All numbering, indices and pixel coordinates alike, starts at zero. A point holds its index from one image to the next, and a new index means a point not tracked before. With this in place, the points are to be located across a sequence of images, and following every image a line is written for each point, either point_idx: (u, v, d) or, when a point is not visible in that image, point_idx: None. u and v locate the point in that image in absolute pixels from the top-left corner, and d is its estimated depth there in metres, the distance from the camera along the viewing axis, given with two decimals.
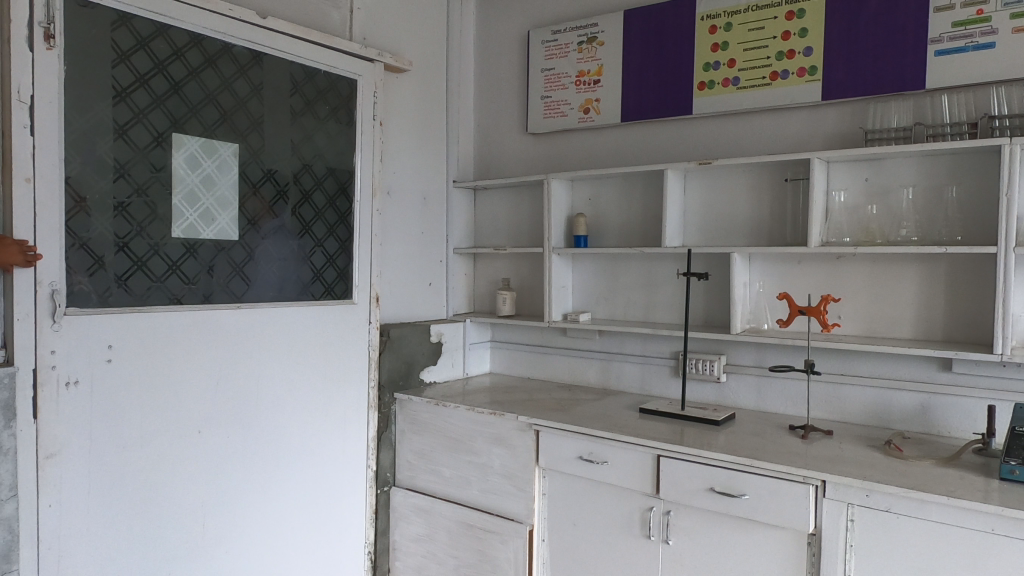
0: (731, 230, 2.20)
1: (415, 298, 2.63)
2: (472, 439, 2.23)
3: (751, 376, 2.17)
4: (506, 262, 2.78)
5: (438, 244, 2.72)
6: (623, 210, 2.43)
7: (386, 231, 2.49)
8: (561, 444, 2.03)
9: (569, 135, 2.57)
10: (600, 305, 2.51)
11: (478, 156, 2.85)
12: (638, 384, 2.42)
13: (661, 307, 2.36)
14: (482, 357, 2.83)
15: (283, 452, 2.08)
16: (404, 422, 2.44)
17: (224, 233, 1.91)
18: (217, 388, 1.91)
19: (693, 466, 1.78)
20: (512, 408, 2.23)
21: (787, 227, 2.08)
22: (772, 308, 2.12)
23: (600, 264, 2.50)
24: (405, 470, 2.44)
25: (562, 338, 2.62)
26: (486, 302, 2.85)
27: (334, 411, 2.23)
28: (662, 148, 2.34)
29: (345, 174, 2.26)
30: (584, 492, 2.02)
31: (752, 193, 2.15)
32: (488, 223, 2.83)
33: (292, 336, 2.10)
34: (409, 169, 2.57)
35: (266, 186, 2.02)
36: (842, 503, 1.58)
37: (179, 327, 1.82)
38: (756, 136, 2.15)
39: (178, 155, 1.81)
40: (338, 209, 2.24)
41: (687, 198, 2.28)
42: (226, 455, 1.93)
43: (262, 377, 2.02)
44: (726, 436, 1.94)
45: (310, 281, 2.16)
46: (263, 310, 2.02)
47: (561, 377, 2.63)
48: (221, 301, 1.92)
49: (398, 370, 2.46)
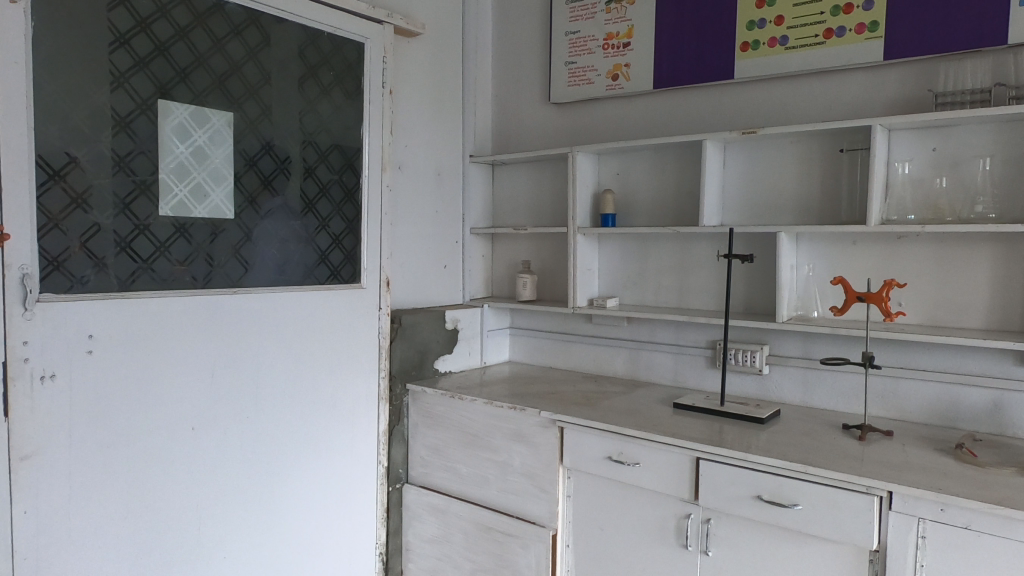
0: (777, 207, 1.99)
1: (429, 282, 2.45)
2: (491, 435, 2.06)
3: (798, 369, 1.97)
4: (527, 244, 2.59)
5: (454, 224, 2.53)
6: (656, 186, 2.22)
7: (397, 209, 2.30)
8: (588, 443, 1.85)
9: (596, 105, 2.36)
10: (629, 289, 2.31)
11: (497, 129, 2.65)
12: (670, 375, 2.23)
13: (697, 292, 2.16)
14: (501, 345, 2.66)
15: (287, 449, 1.93)
16: (417, 415, 2.28)
17: (218, 210, 1.74)
18: (212, 381, 1.75)
19: (738, 471, 1.59)
20: (533, 401, 2.05)
21: (842, 204, 1.87)
22: (823, 293, 1.91)
23: (629, 245, 2.30)
24: (419, 467, 2.28)
25: (587, 326, 2.43)
26: (505, 286, 2.66)
27: (341, 405, 2.07)
28: (699, 117, 2.12)
29: (351, 147, 2.08)
30: (614, 495, 1.84)
31: (800, 165, 1.93)
32: (508, 201, 2.64)
33: (295, 324, 1.93)
34: (422, 143, 2.38)
35: (264, 160, 1.84)
36: (912, 517, 1.38)
37: (169, 315, 1.66)
38: (806, 102, 1.92)
39: (166, 125, 1.63)
40: (345, 185, 2.06)
41: (727, 172, 2.07)
42: (224, 454, 1.78)
43: (263, 369, 1.86)
44: (773, 436, 1.74)
45: (314, 264, 1.99)
46: (263, 296, 1.85)
47: (586, 367, 2.45)
48: (215, 285, 1.75)
49: (410, 360, 2.29)
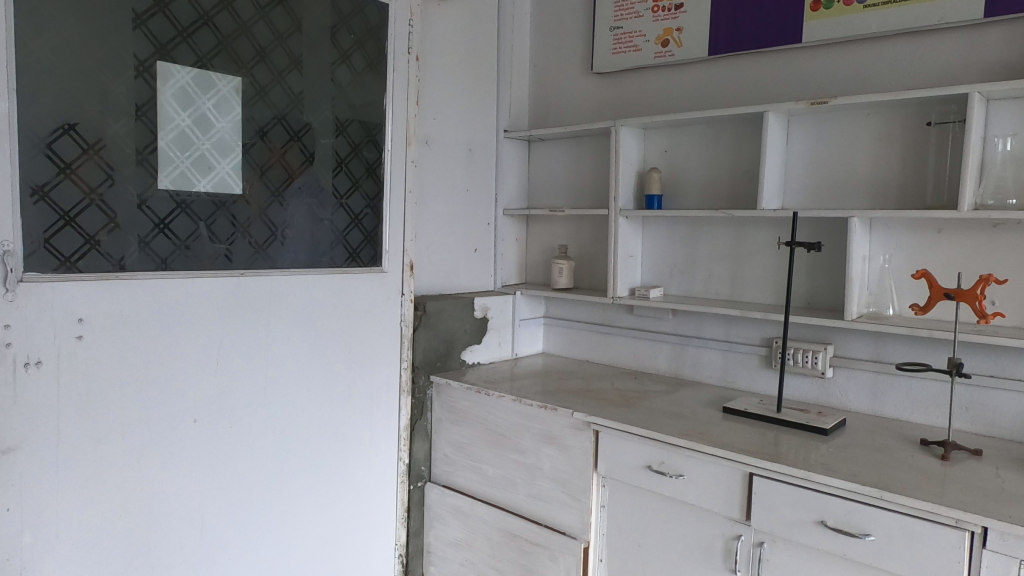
0: (848, 188, 1.75)
1: (457, 266, 2.28)
2: (519, 435, 1.89)
3: (866, 372, 1.75)
4: (564, 227, 2.39)
5: (485, 204, 2.35)
6: (708, 164, 2.00)
7: (422, 188, 2.14)
8: (626, 450, 1.66)
9: (644, 74, 2.14)
10: (675, 279, 2.11)
11: (534, 101, 2.45)
12: (719, 375, 2.02)
13: (752, 283, 1.94)
14: (535, 336, 2.48)
15: (300, 444, 1.80)
16: (442, 409, 2.12)
17: (223, 184, 1.59)
18: (217, 370, 1.62)
19: (798, 492, 1.38)
20: (566, 400, 1.87)
21: (927, 185, 1.62)
22: (899, 288, 1.68)
23: (677, 230, 2.09)
24: (442, 464, 2.13)
25: (628, 317, 2.24)
26: (540, 272, 2.48)
27: (358, 398, 1.93)
28: (760, 86, 1.89)
29: (372, 119, 1.91)
30: (653, 509, 1.66)
31: (878, 141, 1.69)
32: (544, 180, 2.44)
33: (307, 311, 1.79)
34: (451, 116, 2.20)
35: (276, 130, 1.69)
36: (1011, 559, 1.16)
37: (168, 299, 1.52)
38: (887, 67, 1.67)
39: (165, 89, 1.48)
40: (365, 159, 1.90)
41: (789, 149, 1.84)
42: (230, 449, 1.65)
43: (272, 358, 1.72)
44: (838, 449, 1.53)
45: (330, 245, 1.83)
46: (273, 279, 1.71)
47: (625, 362, 2.26)
48: (220, 265, 1.61)
49: (435, 350, 2.13)
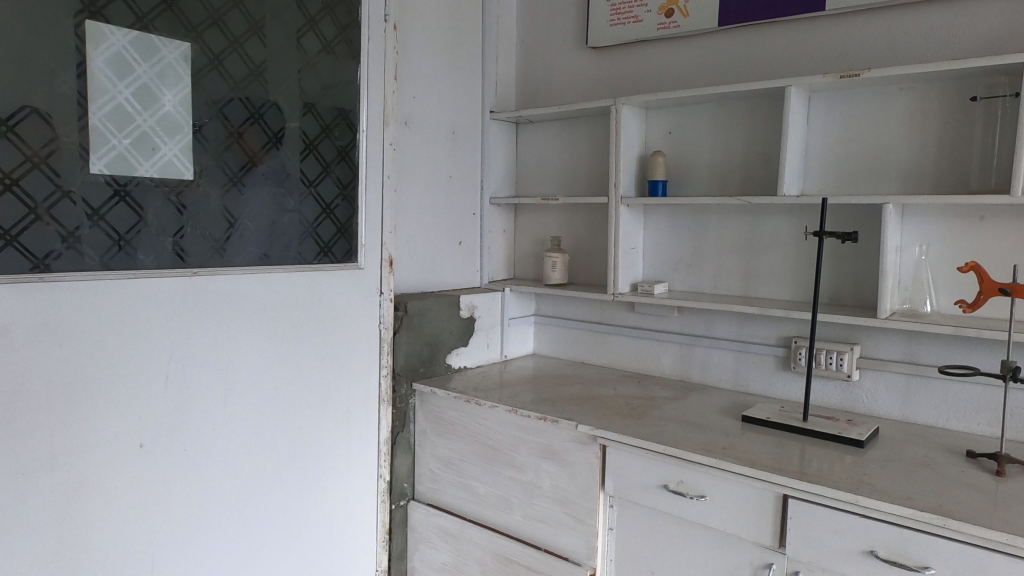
0: (877, 172, 1.59)
1: (441, 261, 2.07)
2: (514, 449, 1.69)
3: (897, 375, 1.59)
4: (556, 216, 2.20)
5: (469, 192, 2.14)
6: (717, 147, 1.82)
7: (401, 175, 1.92)
8: (638, 467, 1.48)
9: (644, 48, 1.95)
10: (681, 273, 1.93)
11: (522, 79, 2.24)
12: (730, 377, 1.85)
13: (768, 276, 1.77)
14: (525, 335, 2.28)
15: (268, 466, 1.58)
16: (426, 420, 1.91)
17: (170, 168, 1.36)
18: (167, 385, 1.39)
19: (843, 517, 1.21)
20: (567, 408, 1.68)
21: (969, 167, 1.46)
22: (936, 282, 1.51)
23: (683, 219, 1.91)
24: (427, 481, 1.92)
25: (628, 315, 2.06)
26: (530, 266, 2.28)
27: (333, 412, 1.71)
28: (776, 59, 1.71)
29: (344, 95, 1.68)
30: (669, 534, 1.47)
31: (912, 120, 1.53)
32: (534, 165, 2.24)
33: (273, 314, 1.57)
34: (432, 95, 1.99)
35: (233, 106, 1.45)
36: None
37: (105, 305, 1.29)
38: (924, 36, 1.50)
39: (97, 54, 1.24)
40: (337, 141, 1.67)
41: (810, 130, 1.67)
42: (186, 475, 1.43)
43: (234, 368, 1.50)
44: (878, 463, 1.36)
45: (298, 239, 1.61)
46: (232, 279, 1.48)
47: (625, 364, 2.07)
48: (169, 264, 1.38)
49: (418, 354, 1.92)
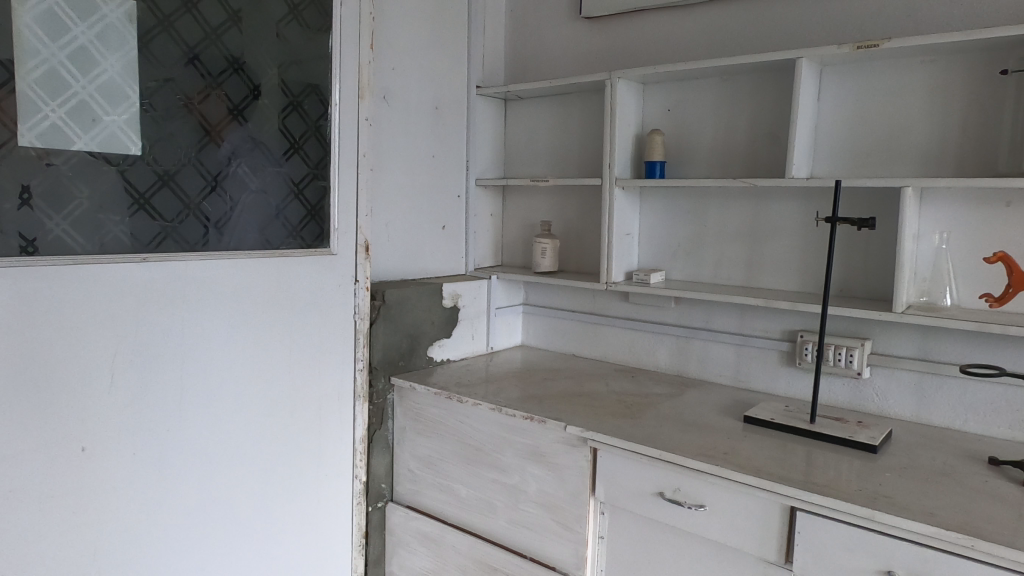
0: (894, 153, 1.46)
1: (423, 247, 1.93)
2: (499, 450, 1.57)
3: (911, 373, 1.47)
4: (546, 200, 2.07)
5: (454, 173, 2.00)
6: (720, 125, 1.69)
7: (379, 153, 1.78)
8: (632, 473, 1.36)
9: (642, 18, 1.81)
10: (680, 262, 1.80)
11: (511, 52, 2.10)
12: (730, 373, 1.74)
13: (772, 266, 1.64)
14: (512, 326, 2.16)
15: (233, 469, 1.45)
16: (405, 417, 1.79)
17: (113, 142, 1.22)
18: (114, 383, 1.25)
19: (859, 533, 1.10)
20: (555, 407, 1.56)
21: (996, 147, 1.33)
22: (957, 273, 1.40)
23: (682, 203, 1.78)
24: (407, 482, 1.80)
25: (622, 305, 1.94)
26: (518, 253, 2.15)
27: (305, 409, 1.58)
28: (785, 29, 1.57)
29: (315, 64, 1.53)
30: (664, 545, 1.36)
31: (934, 95, 1.40)
32: (523, 145, 2.10)
33: (237, 304, 1.43)
34: (414, 68, 1.85)
35: (186, 72, 1.30)
36: None
37: (41, 294, 1.15)
38: (948, 2, 1.37)
39: (25, 10, 1.10)
40: (305, 114, 1.53)
41: (821, 107, 1.55)
42: (138, 480, 1.30)
43: (194, 363, 1.37)
44: (894, 471, 1.25)
45: (263, 222, 1.47)
46: (188, 265, 1.34)
47: (618, 357, 1.95)
48: (114, 248, 1.24)
49: (397, 347, 1.79)
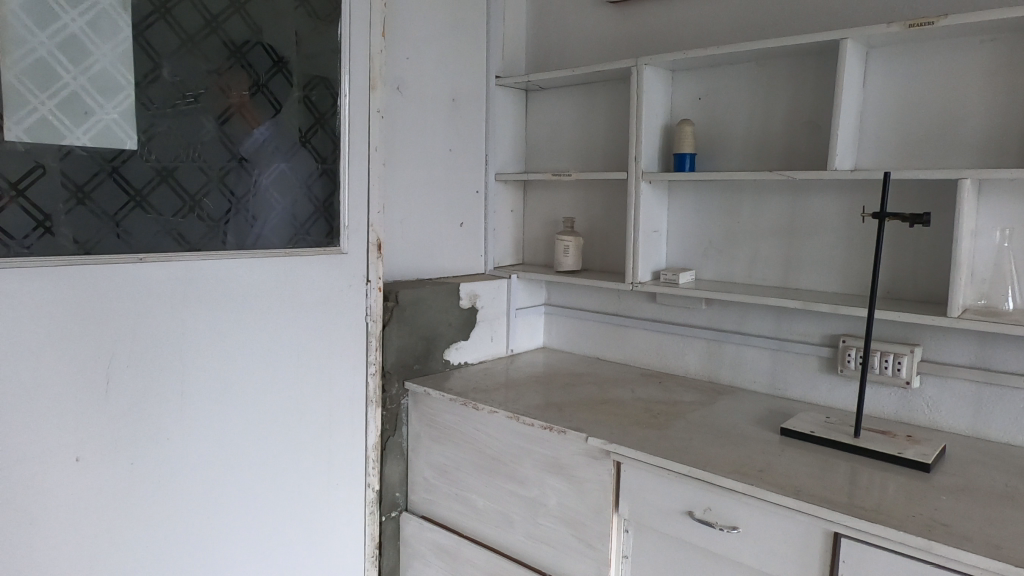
0: (949, 142, 1.34)
1: (440, 245, 1.85)
2: (517, 461, 1.49)
3: (966, 382, 1.35)
4: (569, 195, 1.97)
5: (473, 168, 1.91)
6: (755, 114, 1.57)
7: (393, 147, 1.70)
8: (658, 489, 1.26)
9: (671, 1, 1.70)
10: (711, 260, 1.69)
11: (533, 41, 2.00)
12: (764, 380, 1.62)
13: (812, 265, 1.53)
14: (534, 328, 2.06)
15: (238, 480, 1.39)
16: (420, 423, 1.71)
17: (107, 136, 1.15)
18: (109, 392, 1.19)
19: (911, 564, 0.99)
20: (576, 415, 1.46)
21: None
22: (1020, 274, 1.27)
23: (713, 198, 1.67)
24: (422, 490, 1.73)
25: (650, 306, 1.83)
26: (540, 251, 2.06)
27: (314, 416, 1.51)
28: (827, 8, 1.45)
29: (323, 53, 1.45)
30: (693, 568, 1.26)
31: (995, 78, 1.27)
32: (545, 138, 2.00)
33: (241, 305, 1.36)
34: (429, 57, 1.76)
35: (184, 61, 1.24)
36: None
37: (30, 297, 1.09)
38: None
39: None
40: (312, 105, 1.45)
41: (867, 93, 1.42)
42: (136, 493, 1.24)
43: (195, 369, 1.30)
44: (950, 493, 1.12)
45: (269, 220, 1.39)
46: (188, 265, 1.27)
47: (645, 362, 1.85)
48: (109, 248, 1.18)
49: (412, 350, 1.72)
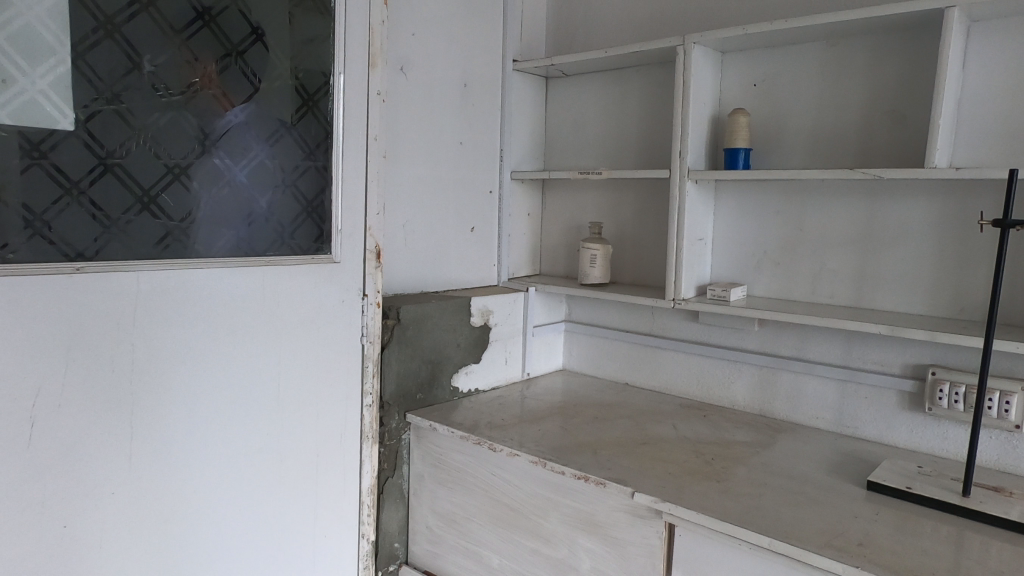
0: None
1: (448, 253, 1.60)
2: (541, 515, 1.24)
3: None
4: (595, 198, 1.73)
5: (486, 164, 1.67)
6: (824, 103, 1.33)
7: (394, 138, 1.45)
8: (724, 561, 1.02)
9: None
10: (765, 274, 1.45)
11: (555, 22, 1.76)
12: (830, 416, 1.38)
13: (892, 282, 1.29)
14: (552, 348, 1.82)
15: (201, 540, 1.12)
16: (423, 462, 1.46)
17: (32, 112, 0.90)
18: (30, 441, 0.93)
19: None
20: (614, 461, 1.21)
21: None
22: None
23: (770, 202, 1.43)
24: (425, 541, 1.47)
25: (689, 326, 1.59)
26: (560, 261, 1.81)
27: (297, 458, 1.26)
28: None
29: (312, 21, 1.20)
30: None
31: None
32: (568, 132, 1.76)
33: (210, 324, 1.11)
34: (438, 35, 1.52)
35: (136, 22, 0.99)
36: None
37: None
38: None
39: None
40: (299, 85, 1.20)
41: (966, 78, 1.19)
42: (65, 567, 0.97)
43: (149, 407, 1.04)
44: None
45: (244, 221, 1.14)
46: (140, 276, 1.02)
47: (682, 390, 1.61)
48: (35, 254, 0.92)
49: (415, 375, 1.47)
